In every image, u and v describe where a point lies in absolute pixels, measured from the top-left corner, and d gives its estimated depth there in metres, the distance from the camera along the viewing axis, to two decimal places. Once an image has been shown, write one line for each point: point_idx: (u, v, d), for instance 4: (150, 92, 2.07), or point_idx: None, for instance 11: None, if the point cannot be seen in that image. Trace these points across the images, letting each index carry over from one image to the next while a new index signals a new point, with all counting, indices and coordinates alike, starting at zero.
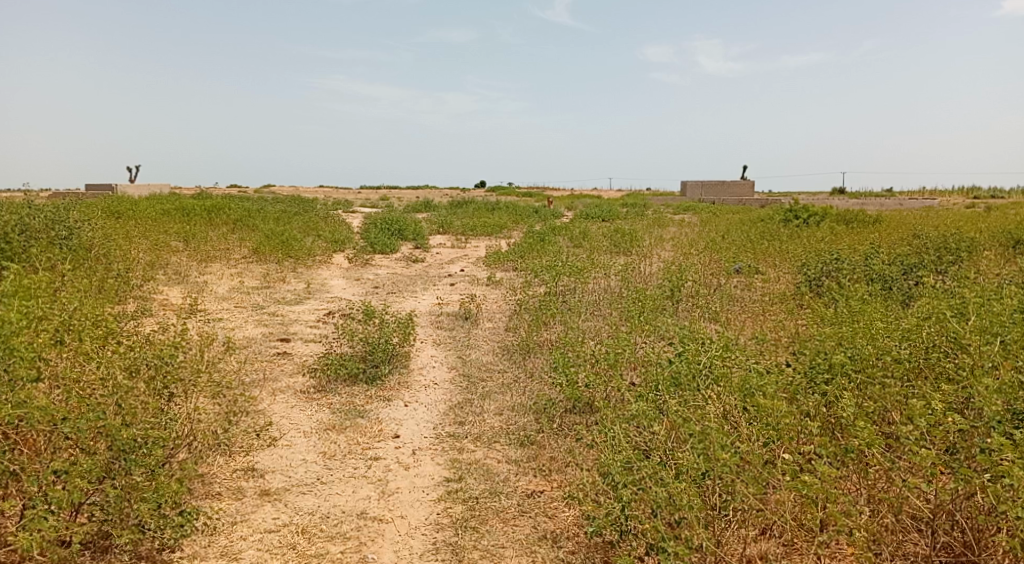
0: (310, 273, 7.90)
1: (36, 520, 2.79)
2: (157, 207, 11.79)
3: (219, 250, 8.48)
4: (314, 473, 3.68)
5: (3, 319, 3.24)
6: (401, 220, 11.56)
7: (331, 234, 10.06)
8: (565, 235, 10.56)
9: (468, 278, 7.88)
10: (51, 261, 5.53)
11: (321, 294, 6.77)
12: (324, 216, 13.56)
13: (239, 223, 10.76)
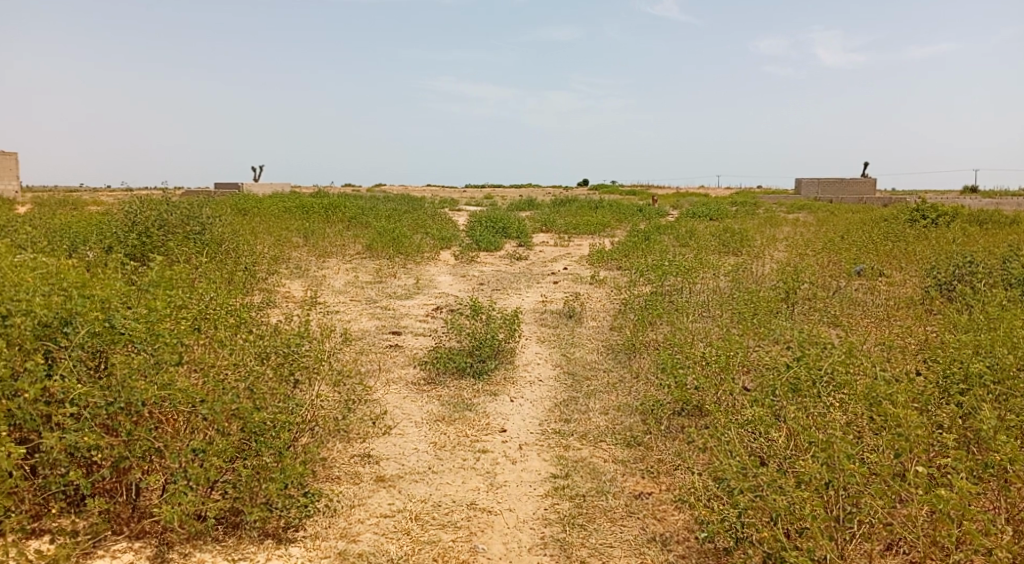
0: (418, 268, 8.16)
1: (177, 494, 3.03)
2: (280, 205, 12.56)
3: (335, 245, 8.91)
4: (425, 462, 3.78)
5: (150, 307, 3.53)
6: (505, 218, 11.75)
7: (438, 232, 10.36)
8: (671, 234, 10.42)
9: (572, 276, 7.90)
10: (188, 253, 5.99)
11: (430, 289, 6.96)
12: (430, 214, 13.96)
13: (352, 220, 11.25)
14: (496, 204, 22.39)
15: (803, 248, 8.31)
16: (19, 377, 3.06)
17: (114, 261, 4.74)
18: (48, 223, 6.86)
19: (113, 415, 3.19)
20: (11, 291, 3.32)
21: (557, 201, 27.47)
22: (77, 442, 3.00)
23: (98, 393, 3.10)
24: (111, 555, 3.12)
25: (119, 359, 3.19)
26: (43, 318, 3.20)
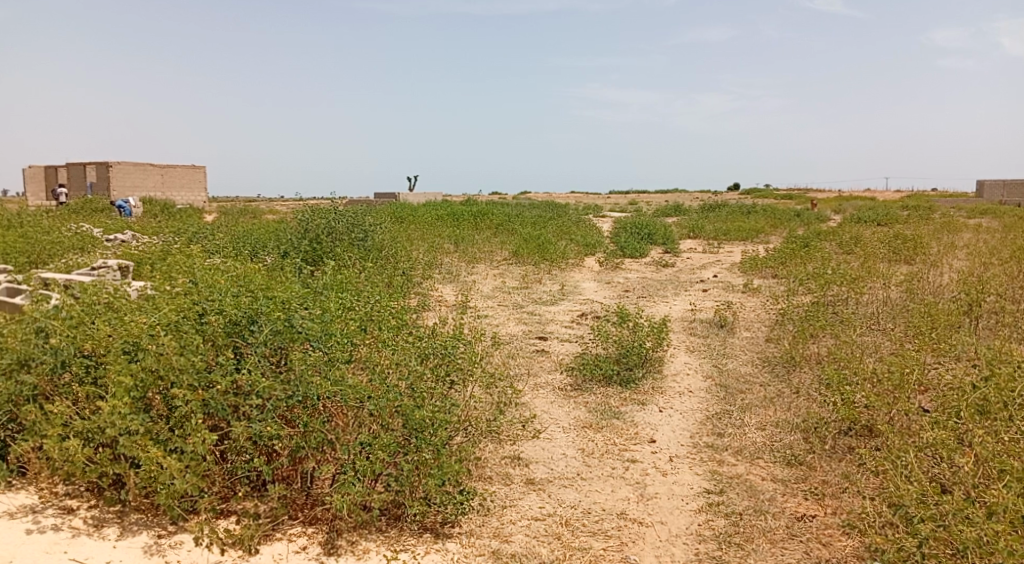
0: (564, 274, 8.25)
1: (347, 485, 3.24)
2: (433, 212, 13.20)
3: (484, 252, 9.22)
4: (574, 468, 3.79)
5: (325, 309, 3.86)
6: (650, 225, 11.62)
7: (583, 238, 10.44)
8: (833, 241, 9.86)
9: (723, 283, 7.68)
10: (353, 258, 6.43)
11: (575, 296, 7.01)
12: (573, 221, 14.04)
13: (498, 227, 11.57)
14: (636, 209, 22.13)
15: (987, 257, 7.54)
16: (213, 370, 3.37)
17: (290, 266, 5.19)
18: (235, 230, 7.66)
19: (292, 408, 3.45)
20: (207, 293, 3.71)
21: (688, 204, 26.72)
22: (261, 432, 3.27)
23: (280, 387, 3.38)
24: (288, 538, 3.36)
25: (298, 356, 3.47)
26: (234, 317, 3.54)
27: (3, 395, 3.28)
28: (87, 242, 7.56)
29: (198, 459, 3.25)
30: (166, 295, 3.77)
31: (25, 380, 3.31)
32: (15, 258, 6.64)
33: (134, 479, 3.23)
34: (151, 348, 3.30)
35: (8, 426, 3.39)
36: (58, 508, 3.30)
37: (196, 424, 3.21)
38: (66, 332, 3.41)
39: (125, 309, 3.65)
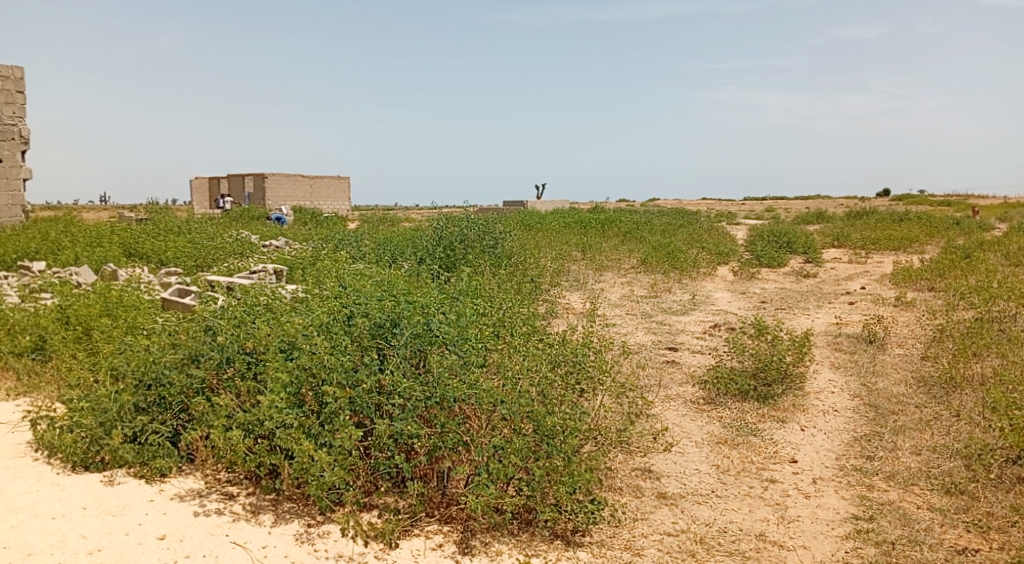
0: (695, 283, 8.09)
1: (481, 486, 3.31)
2: (561, 220, 13.38)
3: (612, 259, 9.24)
4: (708, 485, 3.69)
5: (461, 312, 4.07)
6: (790, 232, 11.12)
7: (715, 247, 10.20)
8: (999, 251, 9.05)
9: (871, 296, 7.26)
10: (487, 265, 6.62)
11: (707, 306, 6.85)
12: (706, 229, 13.68)
13: (627, 236, 11.51)
14: (767, 216, 21.19)
15: None
16: (358, 370, 3.60)
17: (424, 274, 5.43)
18: (374, 237, 8.11)
19: (430, 408, 3.60)
20: (354, 296, 4.05)
21: (831, 209, 25.06)
22: (402, 430, 3.43)
23: (419, 388, 3.55)
24: (425, 535, 3.48)
25: (435, 359, 3.67)
26: (378, 319, 3.83)
27: (176, 387, 3.58)
28: (245, 247, 8.26)
29: (344, 454, 3.43)
30: (317, 298, 4.12)
31: (195, 373, 3.62)
32: (186, 261, 7.38)
33: (288, 470, 3.45)
34: (306, 347, 3.62)
35: (179, 416, 3.69)
36: (221, 493, 3.57)
37: (344, 420, 3.42)
38: (231, 331, 3.76)
39: (281, 310, 4.00)
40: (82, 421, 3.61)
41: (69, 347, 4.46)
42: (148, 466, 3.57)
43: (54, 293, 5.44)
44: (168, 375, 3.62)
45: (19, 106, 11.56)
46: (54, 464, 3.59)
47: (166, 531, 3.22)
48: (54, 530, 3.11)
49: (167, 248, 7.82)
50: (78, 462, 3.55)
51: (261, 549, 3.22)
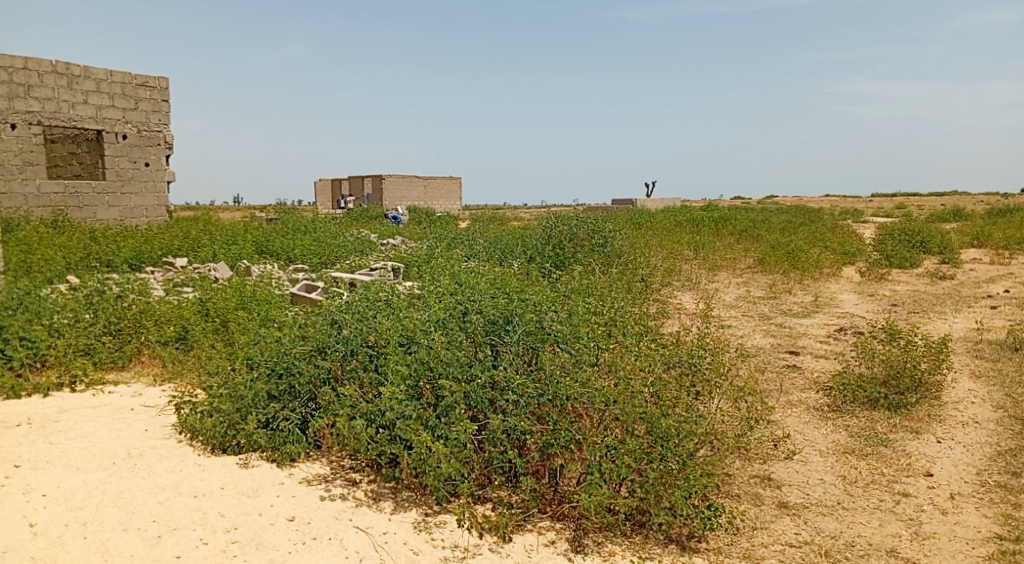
0: (817, 284, 7.81)
1: (594, 486, 3.29)
2: (674, 220, 13.30)
3: (727, 259, 9.09)
4: (834, 497, 3.55)
5: (574, 310, 4.14)
6: (924, 231, 10.44)
7: (841, 246, 9.78)
8: None
9: (1017, 300, 6.72)
10: (597, 265, 6.71)
11: (831, 309, 6.60)
12: (827, 227, 13.10)
13: (742, 237, 11.25)
14: (912, 214, 19.90)
15: None
16: (473, 365, 3.72)
17: (531, 272, 5.77)
18: (486, 238, 8.39)
19: (543, 405, 3.63)
20: (469, 293, 4.25)
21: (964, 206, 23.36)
22: (515, 425, 3.48)
23: (532, 385, 3.61)
24: (538, 531, 3.52)
25: (547, 356, 3.72)
26: (492, 317, 3.96)
27: (305, 377, 3.82)
28: (365, 246, 8.75)
29: (460, 447, 3.50)
30: (433, 295, 4.32)
31: (322, 364, 3.85)
32: (312, 258, 7.90)
33: (406, 461, 3.57)
34: (424, 342, 3.81)
35: (307, 404, 3.90)
36: (345, 479, 3.75)
37: (460, 414, 3.52)
38: (355, 324, 4.00)
39: (401, 306, 4.22)
40: (221, 407, 3.89)
41: (208, 337, 5.05)
42: (278, 451, 3.79)
43: (194, 288, 5.96)
44: (298, 365, 3.86)
45: (164, 114, 12.69)
46: (196, 445, 3.88)
47: (295, 513, 3.40)
48: (197, 507, 3.36)
49: (295, 246, 8.32)
50: (217, 445, 3.82)
51: (381, 535, 3.34)
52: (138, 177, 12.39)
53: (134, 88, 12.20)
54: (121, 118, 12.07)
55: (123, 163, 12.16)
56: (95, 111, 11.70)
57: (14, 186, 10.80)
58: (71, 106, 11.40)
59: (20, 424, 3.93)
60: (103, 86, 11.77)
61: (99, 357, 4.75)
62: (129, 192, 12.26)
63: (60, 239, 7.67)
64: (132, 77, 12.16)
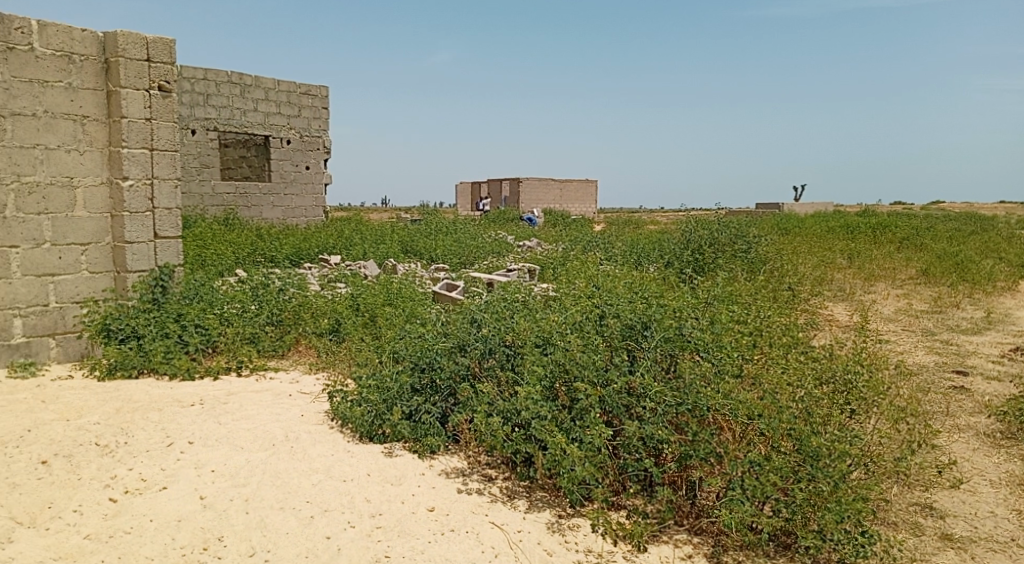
0: (990, 298, 7.22)
1: (736, 503, 3.18)
2: (822, 226, 12.75)
3: (884, 268, 8.59)
4: (1008, 532, 3.29)
5: (717, 319, 4.09)
6: None
7: (1019, 259, 8.96)
8: None
9: None
10: (741, 273, 6.60)
11: (1005, 326, 6.08)
12: (1001, 236, 12.00)
13: (901, 245, 10.57)
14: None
15: None
16: (609, 370, 3.70)
17: (670, 280, 5.80)
18: (621, 246, 8.45)
19: (682, 415, 3.55)
20: (605, 297, 4.26)
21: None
22: (653, 434, 3.42)
23: (670, 393, 3.53)
24: (674, 544, 3.45)
25: (687, 365, 3.64)
26: (629, 322, 3.92)
27: (446, 372, 4.03)
28: (503, 249, 9.06)
29: (594, 451, 3.48)
30: (571, 298, 4.41)
31: (462, 361, 4.04)
32: (453, 259, 8.25)
33: (541, 461, 3.58)
34: (560, 344, 3.84)
35: (447, 399, 4.10)
36: (482, 474, 3.84)
37: (595, 418, 3.49)
38: (493, 324, 4.16)
39: (537, 307, 4.39)
40: (369, 397, 4.13)
41: (359, 331, 5.38)
42: (420, 443, 3.96)
43: (347, 284, 6.37)
44: (440, 361, 4.09)
45: (322, 120, 13.63)
46: (345, 432, 4.12)
47: (435, 504, 3.52)
48: (345, 491, 3.54)
49: (438, 246, 8.68)
50: (364, 433, 4.04)
51: (516, 533, 3.38)
52: (299, 179, 13.40)
53: (298, 97, 13.16)
54: (286, 124, 13.04)
55: (286, 166, 13.16)
56: (263, 118, 12.70)
57: (192, 187, 11.94)
58: (243, 113, 12.40)
59: (195, 404, 4.33)
60: (271, 94, 12.74)
61: (263, 345, 5.19)
62: (291, 194, 13.30)
63: (231, 235, 8.46)
64: (297, 87, 13.13)
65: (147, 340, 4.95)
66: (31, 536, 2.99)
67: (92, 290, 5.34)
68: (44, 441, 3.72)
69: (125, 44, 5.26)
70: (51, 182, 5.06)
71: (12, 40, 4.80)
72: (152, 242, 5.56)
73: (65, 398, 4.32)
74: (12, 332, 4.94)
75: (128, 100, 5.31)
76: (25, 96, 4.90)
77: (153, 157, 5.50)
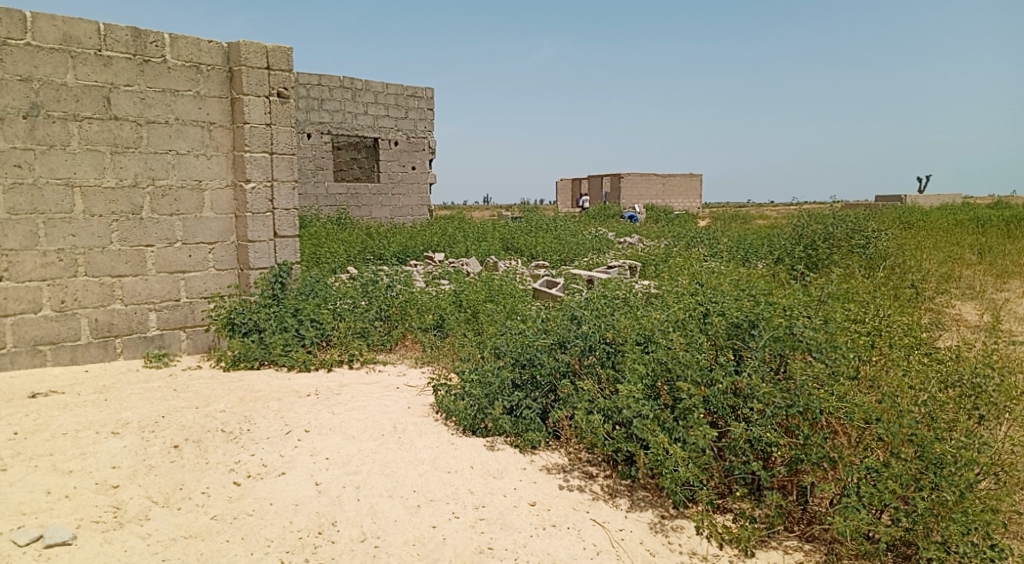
0: None
1: (851, 510, 3.04)
2: (948, 219, 11.88)
3: (1021, 264, 7.93)
4: None
5: (831, 318, 3.94)
6: None
7: None
8: None
9: None
10: (858, 270, 6.29)
11: None
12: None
13: None
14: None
15: None
16: (713, 369, 3.61)
17: (780, 277, 5.63)
18: (727, 242, 8.25)
19: (792, 417, 3.44)
20: (710, 295, 4.17)
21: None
22: (761, 436, 3.32)
23: (779, 394, 3.41)
24: (784, 549, 3.34)
25: (798, 366, 3.51)
26: (735, 320, 3.80)
27: (547, 368, 4.08)
28: (603, 246, 9.03)
29: (698, 452, 3.40)
30: (674, 295, 4.35)
31: (562, 358, 4.08)
32: (552, 256, 8.30)
33: (643, 460, 3.55)
34: (662, 343, 3.78)
35: (548, 395, 4.15)
36: (583, 471, 3.85)
37: (699, 418, 3.43)
38: (593, 321, 4.17)
39: (637, 304, 4.36)
40: (472, 392, 4.25)
41: (461, 326, 5.52)
42: (521, 438, 4.02)
43: (450, 280, 6.55)
44: (541, 357, 4.16)
45: (429, 120, 14.01)
46: (449, 425, 4.23)
47: (536, 499, 3.56)
48: (450, 482, 3.64)
49: (537, 243, 8.76)
50: (468, 426, 4.15)
51: (618, 531, 3.36)
52: (407, 179, 13.86)
53: (406, 98, 13.60)
54: (394, 126, 13.50)
55: (394, 167, 13.63)
56: (374, 120, 13.19)
57: (309, 189, 12.58)
58: (354, 117, 12.95)
59: (310, 394, 4.58)
60: (380, 97, 13.22)
61: (372, 339, 5.43)
62: (399, 194, 13.77)
63: (343, 234, 8.88)
64: (405, 89, 13.56)
65: (267, 333, 5.30)
66: (165, 515, 3.25)
67: (218, 286, 5.75)
68: (177, 426, 4.04)
69: (247, 53, 5.61)
70: (182, 184, 5.47)
71: (148, 53, 5.21)
72: (272, 241, 5.90)
73: (195, 387, 4.67)
74: (149, 325, 5.39)
75: (250, 106, 5.66)
76: (159, 105, 5.31)
77: (273, 160, 5.84)
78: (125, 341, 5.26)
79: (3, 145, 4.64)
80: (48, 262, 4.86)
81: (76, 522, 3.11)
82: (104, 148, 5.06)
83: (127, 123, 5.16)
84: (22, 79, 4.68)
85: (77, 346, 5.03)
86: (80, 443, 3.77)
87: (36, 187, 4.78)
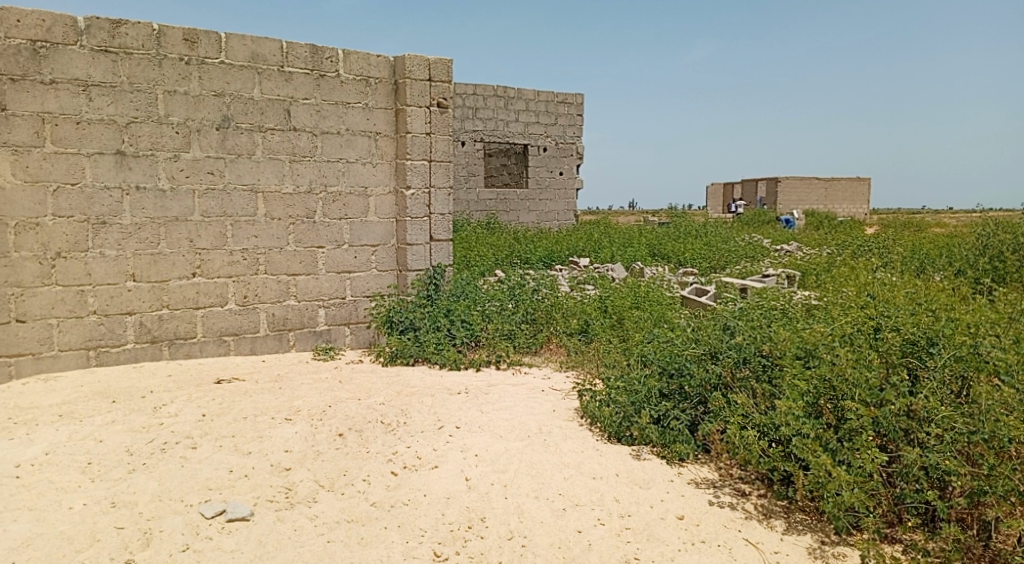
0: None
1: None
2: None
3: None
4: None
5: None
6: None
7: None
8: None
9: None
10: None
11: None
12: None
13: None
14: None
15: None
16: (884, 389, 3.35)
17: (964, 293, 5.18)
18: (901, 252, 7.65)
19: (975, 445, 3.12)
20: (881, 308, 3.90)
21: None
22: (938, 464, 3.05)
23: (960, 419, 3.13)
24: None
25: (983, 389, 3.18)
26: (911, 337, 3.52)
27: (697, 379, 3.99)
28: (757, 255, 8.69)
29: (865, 477, 3.17)
30: (840, 307, 4.12)
31: (713, 369, 3.97)
32: (701, 263, 8.09)
33: (801, 482, 3.35)
34: (826, 357, 3.53)
35: (698, 407, 4.06)
36: (734, 488, 3.71)
37: (866, 441, 3.19)
38: (748, 333, 4.04)
39: (797, 316, 4.16)
40: (618, 399, 4.25)
41: (607, 332, 5.51)
42: (668, 449, 3.96)
43: (596, 286, 6.56)
44: (690, 367, 4.07)
45: (578, 127, 14.13)
46: (595, 431, 4.25)
47: (684, 512, 3.47)
48: (595, 488, 3.63)
49: (684, 251, 8.58)
50: (613, 433, 4.14)
51: (773, 553, 3.19)
52: (553, 185, 14.06)
53: (557, 105, 13.81)
54: (543, 132, 13.75)
55: (542, 172, 13.88)
56: (524, 127, 13.50)
57: (461, 194, 13.03)
58: (506, 124, 13.29)
59: (461, 392, 4.75)
60: (530, 105, 13.49)
61: (519, 341, 5.55)
62: (546, 199, 13.99)
63: (491, 238, 9.14)
64: (556, 96, 13.77)
65: (422, 332, 5.59)
66: (331, 499, 3.48)
67: (379, 286, 6.09)
68: (342, 416, 4.31)
69: (412, 66, 5.90)
70: (350, 191, 5.84)
71: (324, 68, 5.61)
72: (428, 244, 6.18)
73: (358, 380, 4.97)
74: (318, 321, 5.81)
75: (412, 117, 5.96)
76: (332, 117, 5.70)
77: (430, 167, 6.10)
78: (297, 334, 5.71)
79: (199, 155, 5.15)
80: (234, 261, 5.35)
81: (254, 499, 3.40)
82: (284, 157, 5.50)
83: (304, 134, 5.58)
84: (217, 94, 5.17)
85: (257, 338, 5.52)
86: (258, 427, 4.12)
87: (225, 192, 5.27)
